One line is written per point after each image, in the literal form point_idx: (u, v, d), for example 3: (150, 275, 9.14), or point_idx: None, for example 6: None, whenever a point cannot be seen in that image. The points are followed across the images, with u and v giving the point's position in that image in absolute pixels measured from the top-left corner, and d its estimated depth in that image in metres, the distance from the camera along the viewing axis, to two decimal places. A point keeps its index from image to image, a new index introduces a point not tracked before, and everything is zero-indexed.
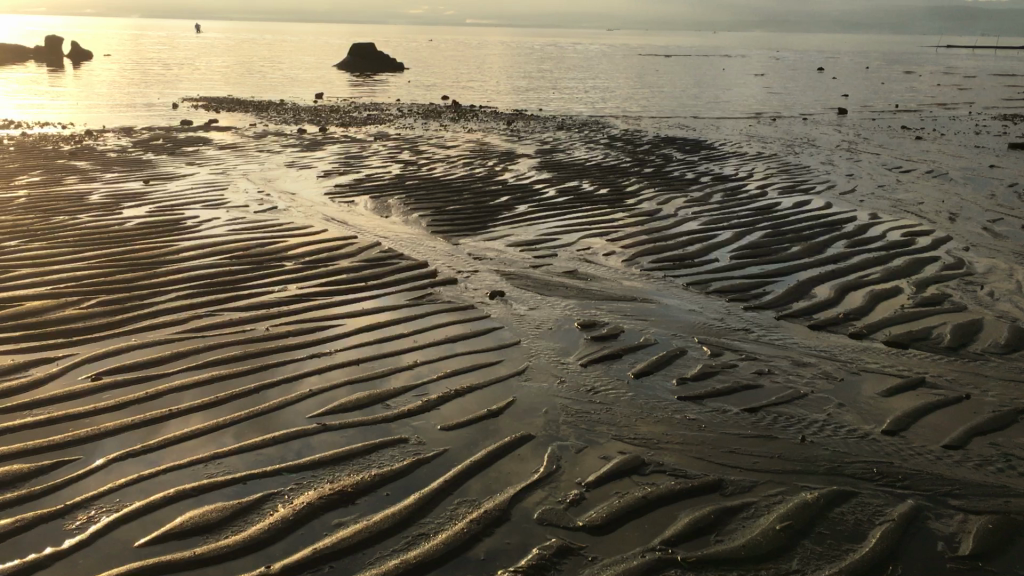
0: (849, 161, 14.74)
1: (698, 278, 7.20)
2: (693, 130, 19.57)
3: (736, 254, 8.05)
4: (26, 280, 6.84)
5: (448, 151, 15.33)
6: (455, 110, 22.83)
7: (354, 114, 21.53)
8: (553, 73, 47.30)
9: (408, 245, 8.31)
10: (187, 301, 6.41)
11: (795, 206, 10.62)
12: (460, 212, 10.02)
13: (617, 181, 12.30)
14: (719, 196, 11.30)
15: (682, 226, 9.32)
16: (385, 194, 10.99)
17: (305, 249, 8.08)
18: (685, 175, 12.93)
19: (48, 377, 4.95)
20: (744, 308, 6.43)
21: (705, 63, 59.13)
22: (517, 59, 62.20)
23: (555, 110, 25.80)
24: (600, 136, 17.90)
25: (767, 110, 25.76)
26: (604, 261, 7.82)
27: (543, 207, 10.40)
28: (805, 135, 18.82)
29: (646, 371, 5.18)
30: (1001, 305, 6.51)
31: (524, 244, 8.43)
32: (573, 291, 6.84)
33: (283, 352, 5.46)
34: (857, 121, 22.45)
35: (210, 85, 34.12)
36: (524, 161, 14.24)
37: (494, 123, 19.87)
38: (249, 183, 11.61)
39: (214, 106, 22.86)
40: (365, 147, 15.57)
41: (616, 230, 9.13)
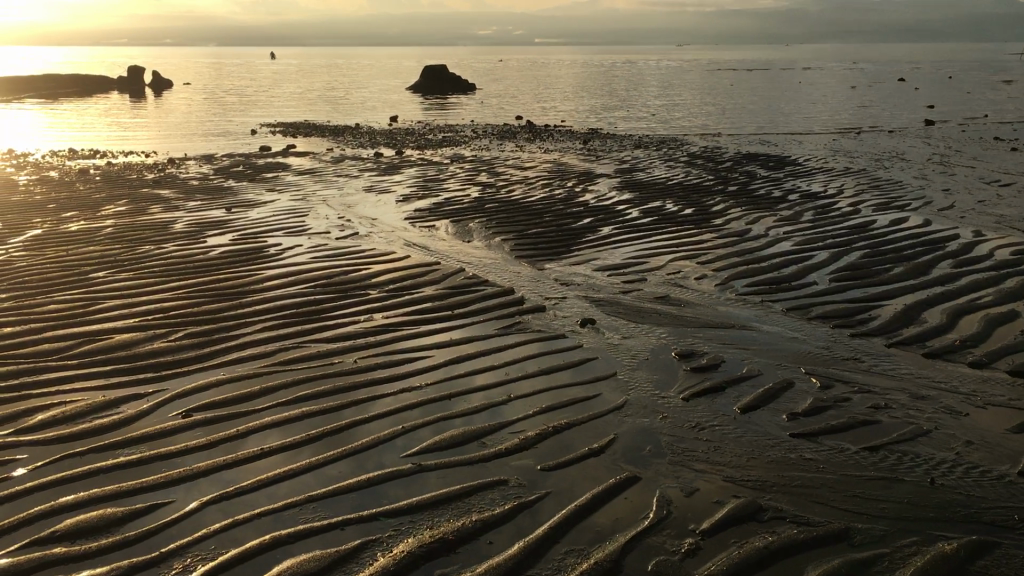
0: (943, 175, 14.16)
1: (797, 303, 6.87)
2: (775, 146, 19.10)
3: (835, 276, 7.69)
4: (117, 311, 6.88)
5: (526, 172, 15.19)
6: (530, 130, 22.72)
7: (429, 137, 21.58)
8: (625, 91, 46.98)
9: (492, 271, 8.15)
10: (275, 333, 6.35)
11: (891, 223, 10.19)
12: (543, 235, 9.84)
13: (701, 201, 11.99)
14: (809, 214, 10.90)
15: (774, 247, 8.99)
16: (466, 217, 10.88)
17: (389, 276, 8.00)
18: (771, 193, 12.54)
19: (139, 414, 4.90)
20: (850, 334, 6.09)
21: (781, 77, 58.06)
22: (589, 78, 61.98)
23: (629, 128, 25.50)
24: (680, 154, 17.59)
25: (850, 124, 25.07)
26: (696, 285, 7.54)
27: (627, 229, 10.15)
28: (893, 148, 18.20)
29: (752, 406, 4.89)
30: None
31: (611, 268, 8.20)
32: (667, 318, 6.58)
33: (374, 385, 5.33)
34: (947, 132, 21.67)
35: (287, 111, 34.70)
36: (604, 181, 14.02)
37: (570, 143, 19.69)
38: (330, 208, 11.63)
39: (293, 132, 23.17)
40: (443, 169, 15.54)
41: (705, 252, 8.84)
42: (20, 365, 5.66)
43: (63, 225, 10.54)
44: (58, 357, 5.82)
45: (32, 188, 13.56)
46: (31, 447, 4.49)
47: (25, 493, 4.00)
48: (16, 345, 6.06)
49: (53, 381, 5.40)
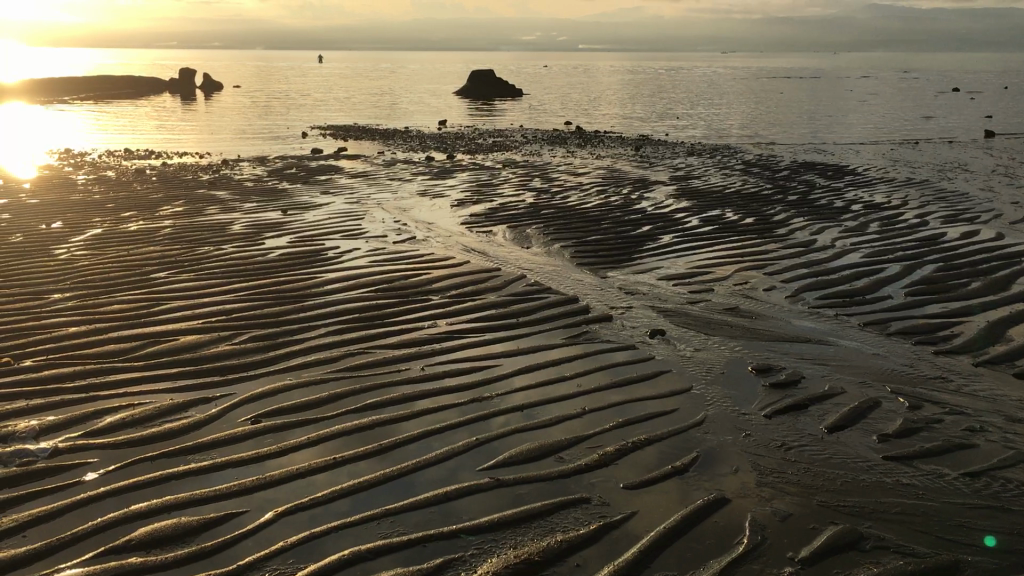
0: (1011, 187, 13.76)
1: (874, 317, 6.64)
2: (831, 155, 18.76)
3: (911, 290, 7.44)
4: (179, 312, 6.83)
5: (580, 178, 15.04)
6: (580, 136, 22.56)
7: (479, 141, 21.52)
8: (673, 98, 46.66)
9: (554, 278, 8.01)
10: (338, 338, 6.25)
11: (962, 236, 9.88)
12: (602, 242, 9.69)
13: (761, 209, 11.76)
14: (875, 226, 10.63)
15: (843, 259, 8.74)
16: (523, 223, 10.75)
17: (449, 282, 7.90)
18: (833, 203, 12.26)
19: (206, 418, 4.82)
20: (934, 352, 5.85)
21: (832, 86, 57.23)
22: (636, 84, 61.61)
23: (679, 135, 25.22)
24: (735, 161, 17.32)
25: (906, 134, 24.57)
26: (765, 297, 7.33)
27: (688, 237, 9.97)
28: (955, 158, 17.77)
29: (840, 426, 4.69)
30: None
31: (675, 277, 8.02)
32: (739, 330, 6.38)
33: (443, 394, 5.20)
34: (1009, 144, 21.13)
35: (336, 115, 34.89)
36: (660, 188, 13.82)
37: (622, 149, 19.51)
38: (385, 211, 11.57)
39: (343, 135, 23.24)
40: (496, 174, 15.44)
41: (771, 262, 8.62)
42: (86, 366, 5.62)
43: (123, 225, 10.59)
44: (123, 359, 5.78)
45: (90, 187, 13.69)
46: (100, 451, 4.43)
47: (96, 500, 3.93)
48: (80, 345, 6.03)
49: (119, 383, 5.35)
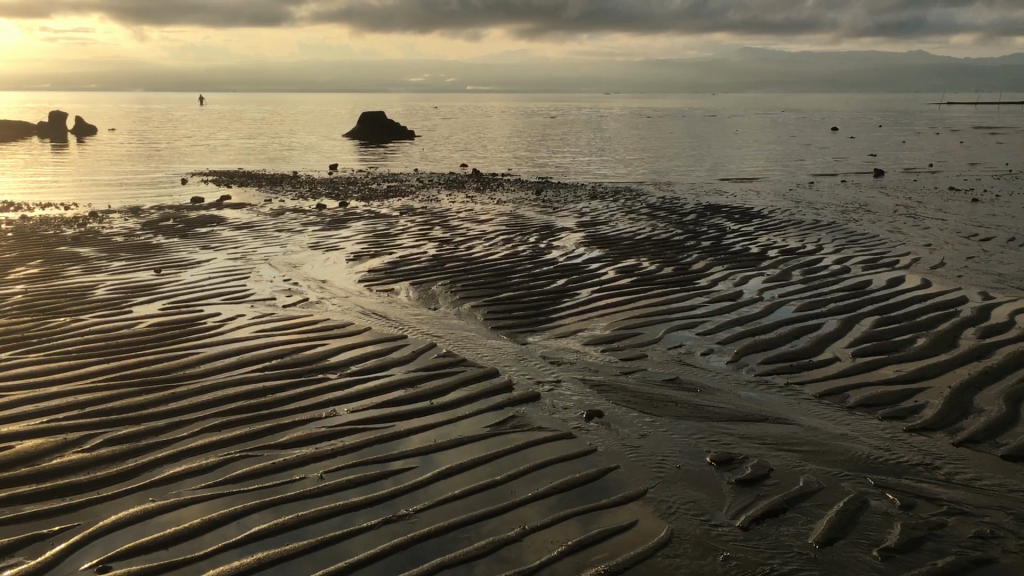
0: (918, 228, 13.67)
1: (829, 386, 5.98)
2: (733, 196, 18.55)
3: (858, 350, 6.85)
4: (20, 408, 5.62)
5: (482, 225, 14.23)
6: (478, 180, 21.83)
7: (372, 186, 20.50)
8: (564, 138, 46.70)
9: (469, 347, 7.12)
10: (218, 438, 5.18)
11: (888, 283, 9.49)
12: (515, 299, 8.88)
13: (677, 257, 11.20)
14: (797, 273, 10.16)
15: (775, 314, 8.15)
16: (426, 279, 9.83)
17: (349, 355, 6.92)
18: (748, 249, 11.80)
19: (40, 567, 3.70)
20: (906, 430, 5.19)
21: (716, 125, 58.56)
22: (525, 126, 61.68)
23: (577, 177, 24.82)
24: (639, 205, 16.86)
25: (798, 173, 24.82)
26: (704, 363, 6.61)
27: (607, 292, 9.25)
28: (854, 198, 17.79)
29: (831, 537, 3.93)
30: None
31: (603, 340, 7.25)
32: (686, 409, 5.60)
33: (349, 513, 4.23)
34: (900, 182, 21.46)
35: (217, 160, 33.16)
36: (568, 235, 13.13)
37: (523, 193, 18.84)
38: (273, 269, 10.47)
39: (226, 181, 21.84)
40: (393, 223, 14.49)
41: (702, 319, 7.96)
42: None
43: None
44: None
45: None
46: None
47: None
48: None
49: None
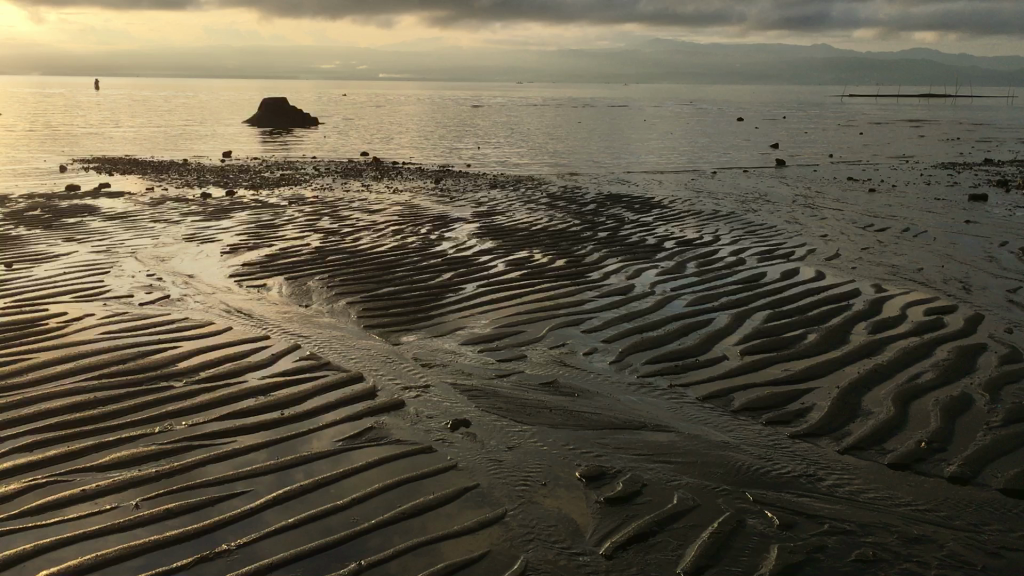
0: (814, 218, 13.61)
1: (714, 388, 5.63)
2: (635, 185, 18.32)
3: (747, 347, 6.54)
4: None
5: (373, 216, 13.62)
6: (378, 168, 21.15)
7: (264, 174, 19.63)
8: (471, 126, 46.12)
9: (335, 348, 6.56)
10: (28, 458, 4.50)
11: (782, 275, 9.28)
12: (395, 295, 8.33)
13: (571, 249, 10.82)
14: (692, 264, 9.89)
15: (666, 308, 7.81)
16: (303, 273, 9.22)
17: (201, 359, 6.28)
18: (644, 239, 11.50)
19: None
20: (791, 436, 4.85)
21: (625, 116, 58.72)
22: (434, 114, 60.92)
23: (481, 166, 24.32)
24: (539, 194, 16.47)
25: (702, 163, 24.83)
26: (585, 364, 6.19)
27: (494, 286, 8.80)
28: (754, 188, 17.76)
29: (701, 565, 3.53)
30: None
31: (482, 340, 6.78)
32: (561, 416, 5.16)
33: (163, 548, 3.64)
34: (801, 172, 21.59)
35: (105, 146, 31.57)
36: (462, 226, 12.63)
37: (421, 182, 18.26)
38: (137, 263, 9.69)
39: (108, 169, 20.63)
40: (279, 213, 13.75)
41: (589, 315, 7.56)
42: None
43: None
44: None
45: None
46: None
47: None
48: None
49: None
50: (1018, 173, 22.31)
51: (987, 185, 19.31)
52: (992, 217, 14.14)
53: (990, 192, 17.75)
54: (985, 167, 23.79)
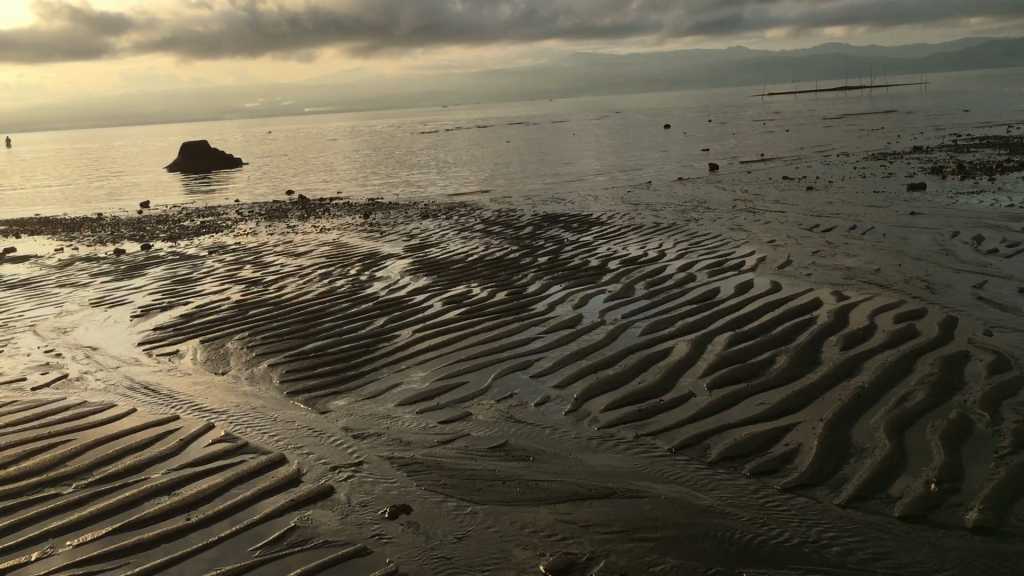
0: (758, 222, 13.16)
1: (686, 435, 4.96)
2: (571, 202, 17.76)
3: (714, 380, 5.90)
4: None
5: (299, 259, 12.78)
6: (303, 207, 20.26)
7: (182, 224, 18.59)
8: (400, 155, 45.30)
9: (254, 424, 5.76)
10: None
11: (737, 289, 8.71)
12: (322, 350, 7.54)
13: (511, 279, 10.15)
14: (640, 285, 9.27)
15: (619, 340, 7.16)
16: (221, 334, 8.39)
17: (96, 451, 5.41)
18: (587, 261, 10.89)
19: None
20: (782, 490, 4.21)
21: (554, 130, 58.46)
22: (362, 144, 60.01)
23: (412, 195, 23.56)
24: (473, 220, 15.80)
25: (635, 173, 24.43)
26: (538, 418, 5.48)
27: (431, 330, 8.08)
28: (692, 195, 17.33)
29: None
30: None
31: (421, 397, 6.05)
32: (517, 489, 4.44)
33: None
34: (736, 175, 21.31)
35: (14, 206, 30.00)
36: (394, 263, 11.87)
37: (350, 218, 17.44)
38: (35, 338, 8.73)
39: (15, 231, 19.36)
40: (197, 265, 12.84)
41: (537, 356, 6.88)
42: None
43: None
44: None
45: None
46: None
47: None
48: None
49: None
50: (950, 158, 22.35)
51: (921, 173, 19.19)
52: (936, 206, 13.86)
53: (928, 180, 17.58)
54: (916, 155, 23.82)
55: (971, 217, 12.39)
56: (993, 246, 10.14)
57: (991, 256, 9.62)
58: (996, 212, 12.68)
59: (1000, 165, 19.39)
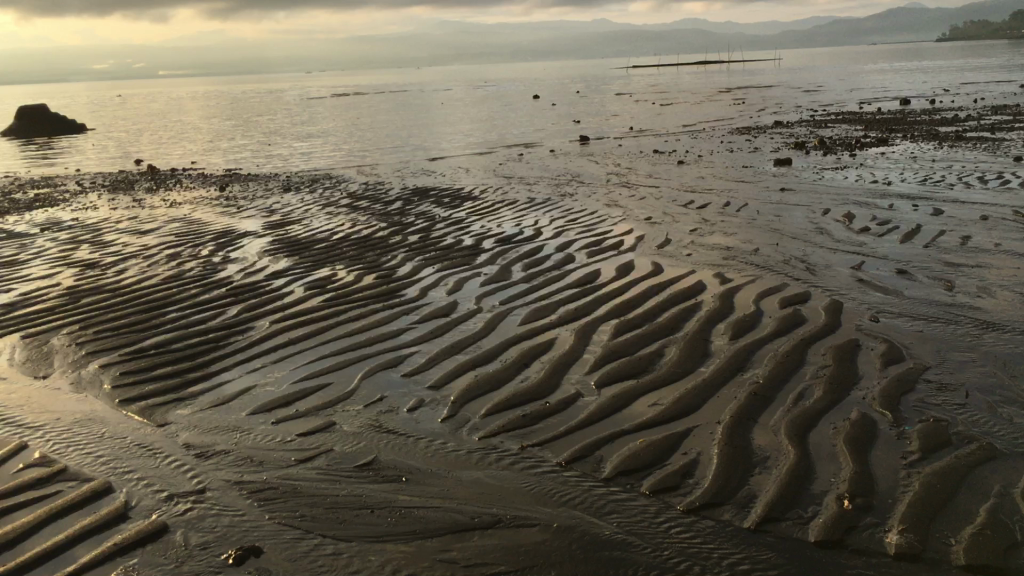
0: (633, 198, 12.89)
1: (575, 445, 4.48)
2: (441, 175, 17.11)
3: (601, 377, 5.45)
4: None
5: (144, 238, 11.68)
6: (153, 178, 18.82)
7: (13, 197, 16.92)
8: (260, 123, 43.35)
9: (79, 442, 4.94)
10: None
11: (617, 271, 8.33)
12: (164, 346, 6.70)
13: (378, 260, 9.47)
14: (517, 267, 8.77)
15: (496, 330, 6.64)
16: (46, 327, 7.39)
17: None
18: (460, 240, 10.31)
19: None
20: (685, 511, 3.78)
21: (421, 100, 57.39)
22: (219, 111, 57.29)
23: (273, 166, 22.35)
24: (338, 194, 14.94)
25: (506, 145, 23.90)
26: (410, 426, 4.90)
27: (290, 320, 7.34)
28: (564, 169, 16.98)
29: None
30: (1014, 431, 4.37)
31: (278, 403, 5.36)
32: (388, 519, 3.86)
33: None
34: (608, 148, 21.14)
35: None
36: (251, 242, 10.97)
37: (204, 191, 16.24)
38: None
39: None
40: (27, 245, 11.56)
41: (408, 351, 6.27)
42: None
43: None
44: None
45: None
46: None
47: None
48: None
49: None
50: (811, 133, 22.85)
51: (786, 147, 19.46)
52: (804, 182, 13.94)
53: (794, 155, 17.79)
54: (780, 129, 24.28)
55: (840, 194, 12.47)
56: (866, 224, 10.13)
57: (865, 234, 9.59)
58: (862, 188, 12.81)
59: (859, 140, 19.88)
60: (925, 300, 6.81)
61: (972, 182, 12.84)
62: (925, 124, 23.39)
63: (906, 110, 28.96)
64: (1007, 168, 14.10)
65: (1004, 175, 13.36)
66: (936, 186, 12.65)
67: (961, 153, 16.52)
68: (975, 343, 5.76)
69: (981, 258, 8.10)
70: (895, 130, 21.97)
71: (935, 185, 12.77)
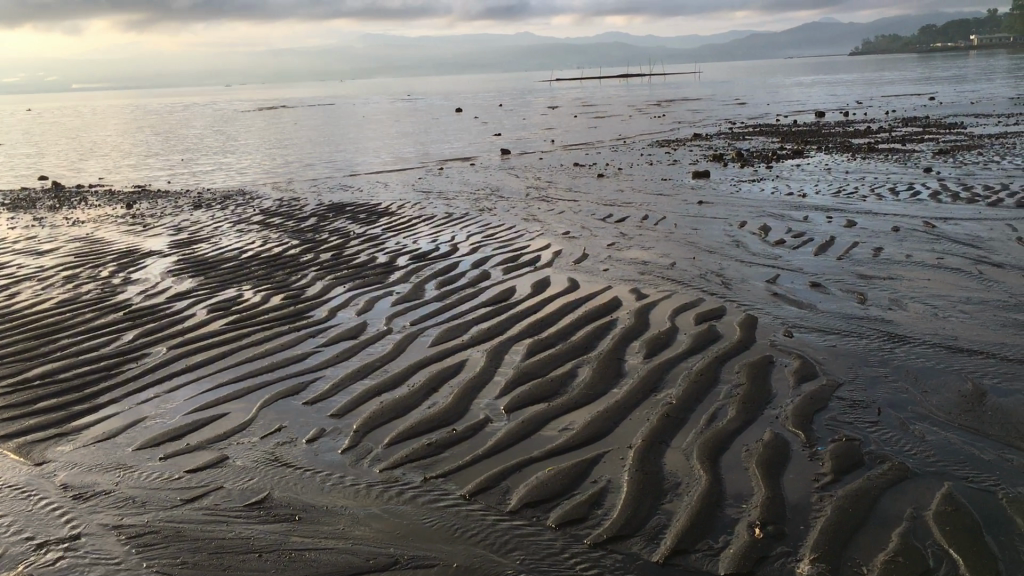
0: (551, 212, 12.77)
1: (481, 475, 4.27)
2: (359, 190, 16.78)
3: (510, 401, 5.26)
4: None
5: (41, 258, 11.12)
6: (57, 195, 18.06)
7: None
8: (175, 137, 42.28)
9: None
10: None
11: (532, 287, 8.16)
12: (50, 376, 6.28)
13: (288, 279, 9.14)
14: (431, 284, 8.53)
15: (405, 352, 6.40)
16: None
17: None
18: (375, 257, 10.04)
19: None
20: (592, 544, 3.60)
21: (342, 113, 56.80)
22: (134, 125, 55.80)
23: (186, 181, 21.71)
24: (251, 211, 14.51)
25: (427, 159, 23.66)
26: (308, 459, 4.63)
27: (190, 345, 6.97)
28: (484, 183, 16.82)
29: None
30: (925, 450, 4.31)
31: (169, 436, 5.03)
32: (276, 564, 3.59)
33: None
34: (529, 161, 21.08)
35: None
36: (155, 262, 10.52)
37: (110, 209, 15.63)
38: None
39: None
40: None
41: (311, 376, 5.98)
42: None
43: None
44: None
45: None
46: None
47: None
48: None
49: None
50: (729, 145, 23.14)
51: (704, 160, 19.64)
52: (721, 194, 14.01)
53: (711, 167, 17.95)
54: (698, 142, 24.53)
55: (756, 206, 12.55)
56: (780, 236, 10.18)
57: (780, 247, 9.62)
58: (778, 201, 12.92)
59: (775, 152, 20.18)
60: (837, 313, 6.79)
61: (883, 193, 13.05)
62: (838, 135, 23.90)
63: (821, 123, 29.60)
64: (916, 179, 14.40)
65: (914, 186, 13.63)
66: (849, 198, 12.83)
67: (872, 164, 16.86)
68: (886, 357, 5.73)
69: (892, 270, 8.16)
70: (809, 142, 22.37)
71: (848, 197, 12.95)
